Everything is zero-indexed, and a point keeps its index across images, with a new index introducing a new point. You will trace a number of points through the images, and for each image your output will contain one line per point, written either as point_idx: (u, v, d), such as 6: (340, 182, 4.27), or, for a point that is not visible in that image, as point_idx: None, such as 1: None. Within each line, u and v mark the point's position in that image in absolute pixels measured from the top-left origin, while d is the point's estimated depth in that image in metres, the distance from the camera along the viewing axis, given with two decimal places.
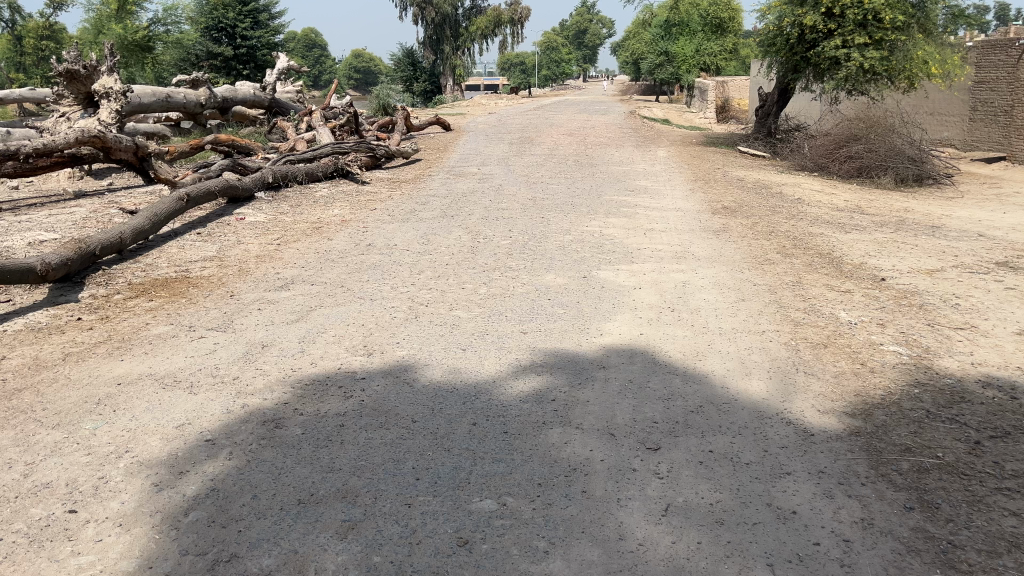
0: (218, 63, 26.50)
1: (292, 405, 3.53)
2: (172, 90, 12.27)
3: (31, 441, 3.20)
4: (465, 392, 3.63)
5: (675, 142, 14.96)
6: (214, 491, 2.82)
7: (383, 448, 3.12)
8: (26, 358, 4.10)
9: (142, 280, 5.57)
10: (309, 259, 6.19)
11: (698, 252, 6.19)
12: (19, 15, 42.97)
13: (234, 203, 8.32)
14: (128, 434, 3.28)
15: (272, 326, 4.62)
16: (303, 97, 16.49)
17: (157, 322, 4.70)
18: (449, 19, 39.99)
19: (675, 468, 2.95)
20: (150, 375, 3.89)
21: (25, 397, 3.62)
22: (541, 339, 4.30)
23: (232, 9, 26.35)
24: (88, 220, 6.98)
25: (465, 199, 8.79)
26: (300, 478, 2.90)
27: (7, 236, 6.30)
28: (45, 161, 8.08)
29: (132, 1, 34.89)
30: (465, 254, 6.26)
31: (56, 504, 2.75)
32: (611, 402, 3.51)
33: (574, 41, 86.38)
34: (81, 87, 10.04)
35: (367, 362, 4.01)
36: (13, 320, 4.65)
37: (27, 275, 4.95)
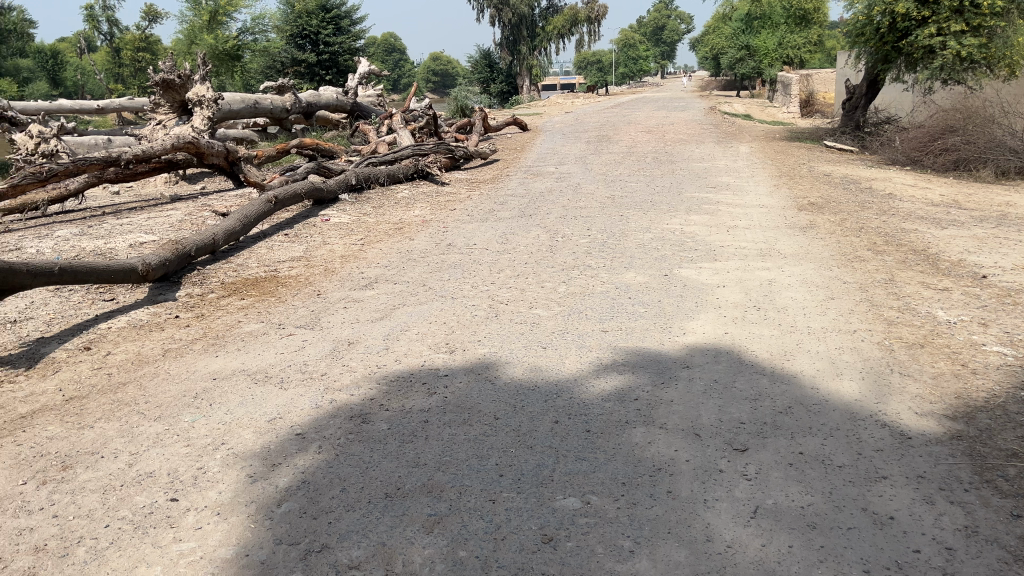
0: (302, 69, 27.38)
1: (378, 401, 3.60)
2: (260, 96, 12.70)
3: (136, 432, 3.36)
4: (547, 390, 3.63)
5: (757, 138, 14.63)
6: (305, 483, 2.91)
7: (467, 444, 3.15)
8: (129, 354, 4.31)
9: (234, 280, 5.79)
10: (392, 259, 6.31)
11: (784, 250, 6.04)
12: (118, 28, 45.23)
13: (319, 204, 8.57)
14: (224, 427, 3.41)
15: (358, 323, 4.73)
16: (383, 100, 16.81)
17: (248, 320, 4.87)
18: (526, 20, 40.10)
19: (764, 470, 2.88)
20: (243, 371, 4.03)
21: (129, 391, 3.80)
22: (623, 338, 4.27)
23: (316, 16, 27.04)
24: (183, 223, 7.30)
25: (543, 198, 8.81)
26: (386, 472, 2.96)
27: (110, 239, 6.64)
28: (143, 167, 8.48)
29: (223, 12, 36.33)
30: (544, 253, 6.26)
31: (159, 492, 2.88)
32: (695, 402, 3.46)
33: (651, 37, 85.51)
34: (176, 96, 10.50)
35: (449, 360, 4.06)
36: (116, 318, 4.90)
37: (130, 275, 5.20)
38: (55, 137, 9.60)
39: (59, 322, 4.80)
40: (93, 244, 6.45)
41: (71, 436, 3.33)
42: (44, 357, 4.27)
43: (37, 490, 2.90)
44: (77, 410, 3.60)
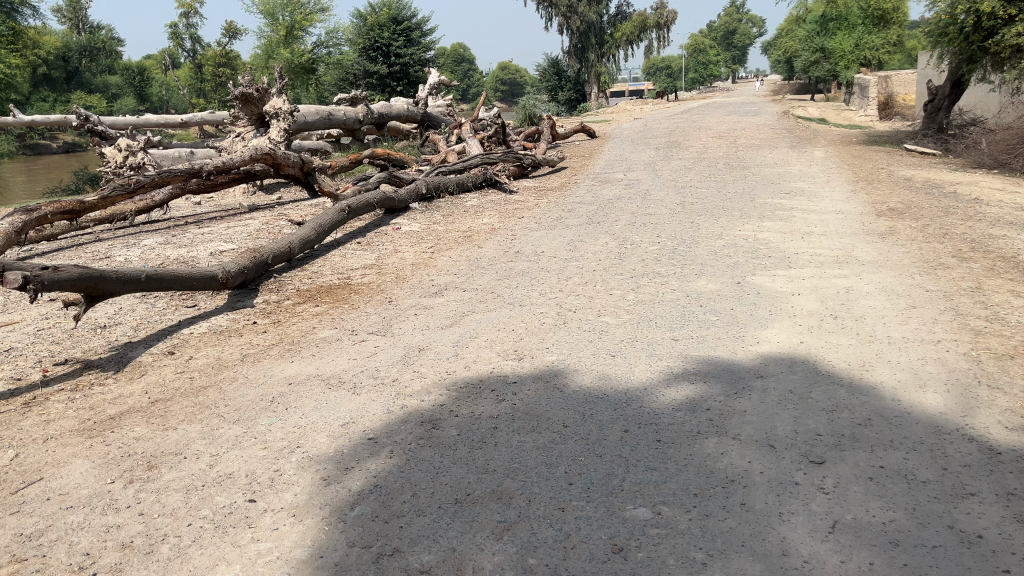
0: (374, 80, 27.90)
1: (448, 407, 3.64)
2: (333, 108, 13.01)
3: (216, 434, 3.48)
4: (616, 399, 3.61)
5: (834, 142, 14.24)
6: (377, 487, 2.96)
7: (537, 452, 3.15)
8: (210, 358, 4.47)
9: (309, 287, 5.94)
10: (461, 267, 6.37)
11: (862, 257, 5.86)
12: (199, 45, 47.03)
13: (391, 213, 8.72)
14: (299, 430, 3.49)
15: (428, 330, 4.79)
16: (453, 110, 17.02)
17: (323, 326, 4.99)
18: (595, 27, 39.79)
19: (843, 484, 2.80)
20: (318, 376, 4.13)
21: (210, 395, 3.93)
22: (694, 346, 4.21)
23: (387, 28, 27.58)
24: (261, 232, 7.52)
25: (612, 205, 8.77)
26: (456, 478, 2.98)
27: (193, 248, 6.89)
28: (223, 178, 8.78)
29: (298, 26, 37.45)
30: (613, 260, 6.23)
31: (238, 493, 2.97)
32: (770, 413, 3.38)
33: (722, 41, 84.29)
34: (254, 108, 10.85)
35: (518, 367, 4.07)
36: (197, 324, 5.08)
37: (211, 282, 5.39)
38: (141, 150, 10.04)
39: (145, 327, 5.00)
40: (176, 253, 6.71)
41: (156, 437, 3.47)
42: (131, 360, 4.46)
43: (125, 489, 3.03)
44: (162, 412, 3.75)
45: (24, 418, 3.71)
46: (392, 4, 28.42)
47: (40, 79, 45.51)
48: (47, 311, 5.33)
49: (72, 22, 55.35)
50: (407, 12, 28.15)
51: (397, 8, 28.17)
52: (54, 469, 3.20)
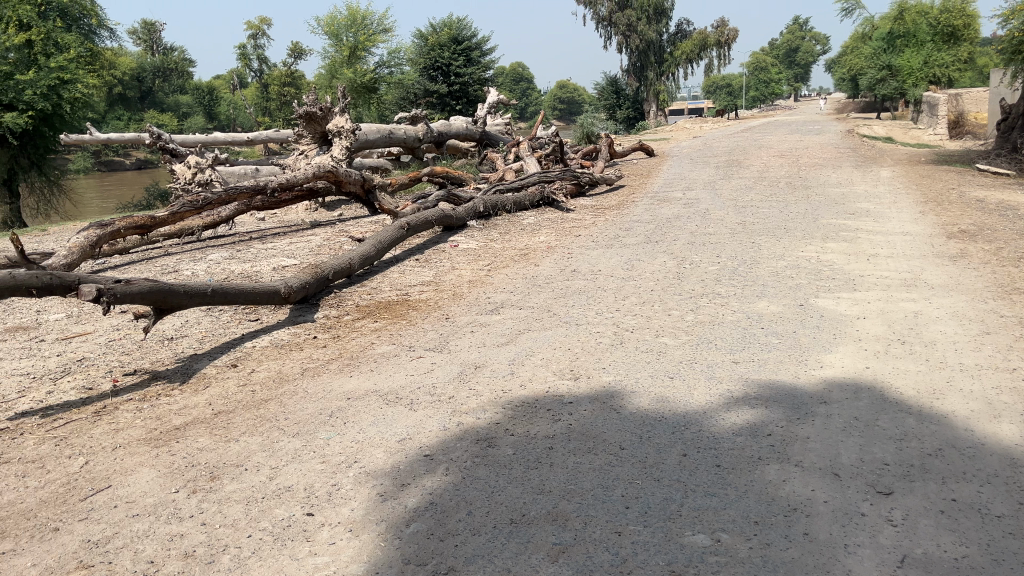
0: (434, 100, 28.24)
1: (503, 425, 3.63)
2: (394, 126, 13.23)
3: (276, 447, 3.54)
4: (674, 422, 3.55)
5: (901, 161, 13.87)
6: (432, 504, 2.96)
7: (593, 474, 3.12)
8: (271, 371, 4.56)
9: (368, 303, 6.02)
10: (518, 284, 6.38)
11: (931, 280, 5.68)
12: (266, 65, 48.41)
13: (448, 230, 8.80)
14: (357, 445, 3.53)
15: (484, 347, 4.81)
16: (511, 128, 17.14)
17: (381, 342, 5.05)
18: (655, 45, 39.74)
19: (911, 516, 2.70)
20: (376, 392, 4.17)
21: (270, 408, 4.01)
22: (754, 369, 4.13)
23: (447, 48, 27.97)
24: (323, 248, 7.67)
25: (670, 224, 8.69)
26: (511, 498, 2.97)
27: (256, 263, 7.05)
28: (287, 195, 8.98)
29: (362, 47, 38.31)
30: (671, 280, 6.16)
31: (296, 506, 3.02)
32: (834, 440, 3.28)
33: (785, 58, 83.18)
34: (318, 127, 11.10)
35: (574, 387, 4.04)
36: (259, 338, 5.18)
37: (273, 297, 5.51)
38: (209, 167, 10.35)
39: (210, 340, 5.14)
40: (241, 267, 6.88)
41: (219, 448, 3.55)
42: (196, 372, 4.58)
43: (188, 499, 3.10)
44: (224, 424, 3.83)
45: (94, 427, 3.83)
46: (453, 24, 28.85)
47: (116, 98, 47.42)
48: (118, 322, 5.52)
49: (147, 44, 57.60)
50: (467, 32, 28.54)
51: (458, 28, 28.57)
52: (122, 477, 3.29)
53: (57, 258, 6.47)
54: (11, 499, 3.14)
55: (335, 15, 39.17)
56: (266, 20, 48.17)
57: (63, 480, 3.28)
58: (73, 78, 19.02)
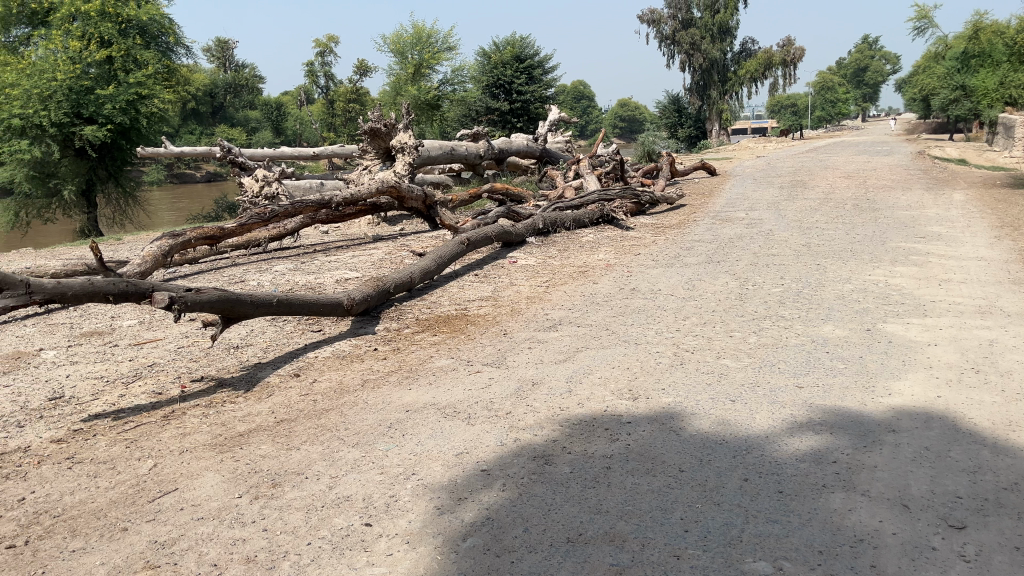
0: (495, 117, 28.50)
1: (560, 443, 3.62)
2: (456, 143, 13.41)
3: (336, 457, 3.59)
4: (735, 445, 3.49)
5: (975, 184, 13.40)
6: (489, 519, 2.96)
7: (652, 495, 3.07)
8: (333, 382, 4.64)
9: (428, 316, 6.08)
10: (576, 302, 6.36)
11: (1008, 308, 5.47)
12: (333, 81, 49.56)
13: (507, 246, 8.86)
14: (415, 457, 3.56)
15: (542, 364, 4.81)
16: (572, 146, 17.18)
17: (440, 356, 5.09)
18: (718, 63, 39.54)
19: (985, 552, 2.59)
20: (434, 405, 4.19)
21: (332, 417, 4.07)
22: (820, 395, 4.02)
23: (510, 66, 28.22)
24: (384, 262, 7.79)
25: (732, 244, 8.57)
26: (568, 516, 2.95)
27: (320, 275, 7.20)
28: (350, 209, 9.16)
29: (426, 65, 39.01)
30: (734, 301, 6.07)
31: (355, 516, 3.05)
32: (902, 470, 3.18)
33: (853, 78, 81.47)
34: (382, 143, 11.31)
35: (632, 407, 4.00)
36: (322, 348, 5.28)
37: (336, 308, 5.61)
38: (276, 181, 10.63)
39: (274, 349, 5.26)
40: (305, 279, 7.03)
41: (281, 456, 3.62)
42: (260, 380, 4.68)
43: (251, 504, 3.16)
44: (286, 432, 3.91)
45: (163, 431, 3.95)
46: (515, 42, 29.06)
47: (189, 113, 49.19)
48: (187, 330, 5.69)
49: (219, 61, 59.51)
50: (531, 50, 28.71)
51: (521, 47, 28.76)
52: (187, 481, 3.38)
53: (132, 266, 6.72)
54: (84, 498, 3.25)
55: (402, 32, 39.98)
56: (334, 38, 49.42)
57: (132, 482, 3.38)
58: (150, 93, 19.79)
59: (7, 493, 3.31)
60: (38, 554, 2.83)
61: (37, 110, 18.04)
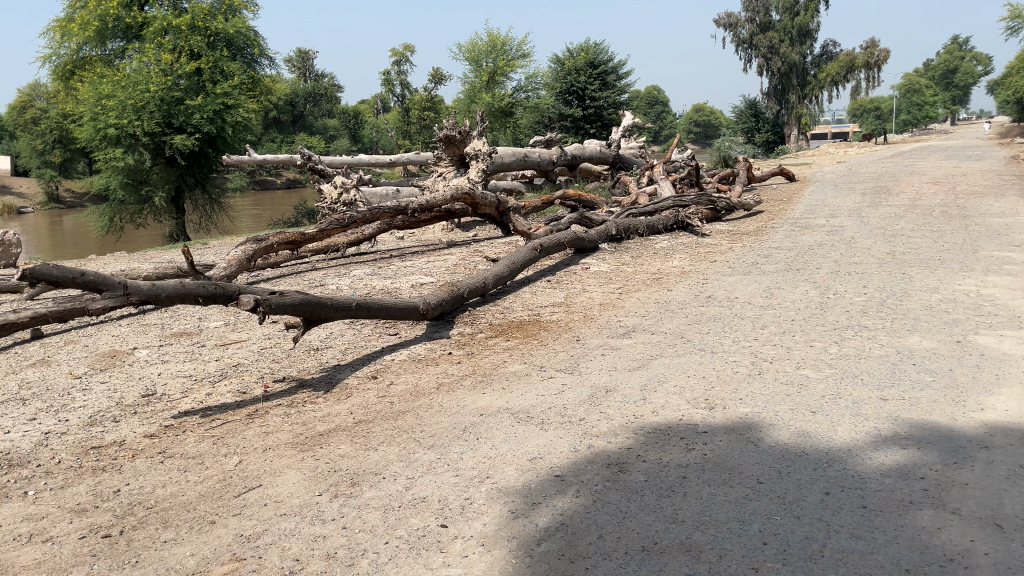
0: (568, 123, 28.49)
1: (635, 451, 3.59)
2: (529, 149, 13.47)
3: (413, 458, 3.65)
4: (816, 458, 3.40)
5: None
6: (563, 525, 2.97)
7: (729, 506, 3.02)
8: (409, 385, 4.72)
9: (501, 322, 6.12)
10: (649, 309, 6.31)
11: None
12: (408, 90, 50.45)
13: (580, 253, 8.86)
14: (489, 461, 3.58)
15: (615, 371, 4.78)
16: (645, 152, 17.06)
17: (513, 360, 5.13)
18: (797, 67, 38.75)
19: None
20: (508, 410, 4.22)
21: (408, 419, 4.15)
22: (906, 409, 3.88)
23: (584, 73, 28.21)
24: (458, 267, 7.88)
25: (812, 252, 8.36)
26: (643, 525, 2.92)
27: (396, 279, 7.34)
28: (425, 216, 9.30)
29: (500, 72, 39.43)
30: (814, 310, 5.92)
31: (430, 517, 3.10)
32: (996, 488, 3.04)
33: (941, 81, 78.42)
34: (456, 150, 11.48)
35: (709, 417, 3.94)
36: (398, 351, 5.38)
37: (412, 313, 5.71)
38: (354, 188, 10.89)
39: (352, 352, 5.38)
40: (381, 283, 7.19)
41: (359, 455, 3.70)
42: (339, 382, 4.80)
43: (330, 502, 3.24)
44: (364, 433, 3.99)
45: (247, 429, 4.09)
46: (590, 49, 29.02)
47: (271, 122, 50.85)
48: (270, 332, 5.88)
49: (300, 71, 61.28)
50: (605, 56, 28.61)
51: (595, 53, 28.71)
52: (271, 477, 3.49)
53: (219, 270, 6.99)
54: (174, 491, 3.39)
55: (477, 41, 40.40)
56: (410, 47, 50.32)
57: (220, 477, 3.51)
58: (236, 103, 20.53)
59: (104, 484, 3.49)
60: (132, 543, 2.96)
61: (132, 120, 19.03)
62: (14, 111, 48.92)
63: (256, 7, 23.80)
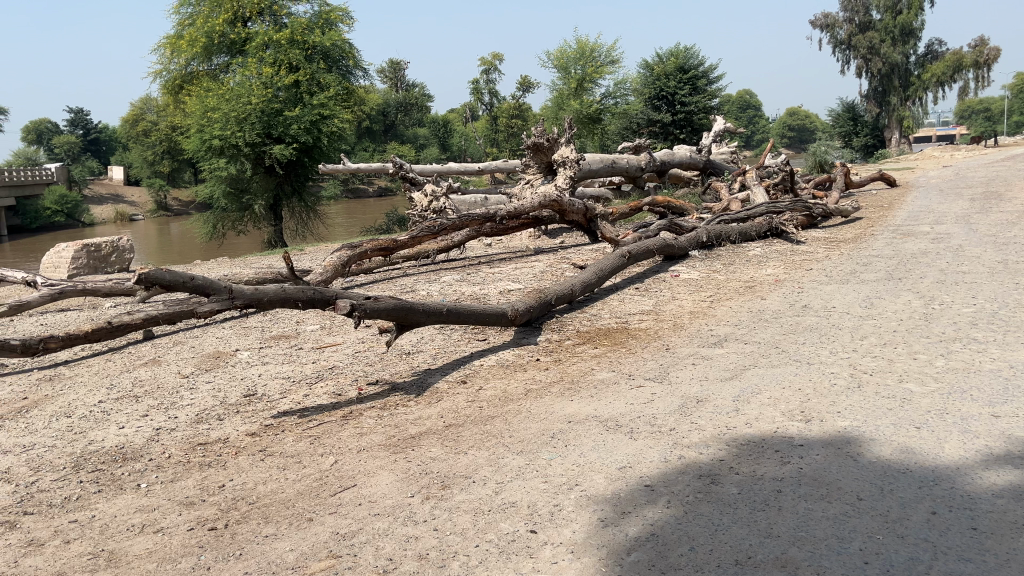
0: (657, 129, 28.23)
1: (727, 463, 3.52)
2: (617, 155, 13.40)
3: (502, 463, 3.68)
4: (921, 476, 3.26)
5: None
6: (654, 535, 2.93)
7: (827, 523, 2.93)
8: (497, 390, 4.76)
9: (589, 329, 6.11)
10: (742, 318, 6.17)
11: None
12: (497, 98, 51.05)
13: (669, 260, 8.76)
14: (578, 468, 3.58)
15: (707, 381, 4.69)
16: (737, 157, 16.72)
17: (601, 368, 5.11)
18: (899, 68, 37.26)
19: None
20: (596, 417, 4.20)
21: (497, 424, 4.19)
22: (1020, 427, 3.67)
23: (674, 77, 27.92)
24: (546, 274, 7.90)
25: (916, 260, 8.01)
26: (736, 538, 2.86)
27: (485, 286, 7.42)
28: (514, 223, 9.37)
29: (588, 79, 39.42)
30: (917, 321, 5.67)
31: (520, 522, 3.11)
32: None
33: None
34: (544, 157, 11.53)
35: (805, 430, 3.83)
36: (486, 357, 5.43)
37: (501, 319, 5.76)
38: (444, 196, 11.08)
39: (442, 357, 5.46)
40: (470, 290, 7.28)
41: (449, 459, 3.76)
42: (430, 386, 4.87)
43: (422, 504, 3.30)
44: (454, 436, 4.05)
45: (342, 430, 4.21)
46: (680, 53, 28.66)
47: (364, 131, 52.35)
48: (363, 336, 6.03)
49: (391, 82, 62.82)
50: (695, 61, 28.26)
51: (685, 57, 28.38)
52: (365, 478, 3.58)
53: (315, 276, 7.26)
54: (275, 488, 3.52)
55: (566, 48, 40.45)
56: (498, 56, 50.92)
57: (317, 476, 3.63)
58: (331, 113, 21.20)
59: (210, 479, 3.65)
60: (237, 536, 3.10)
61: (234, 131, 19.97)
62: (128, 124, 51.97)
63: (351, 20, 24.43)
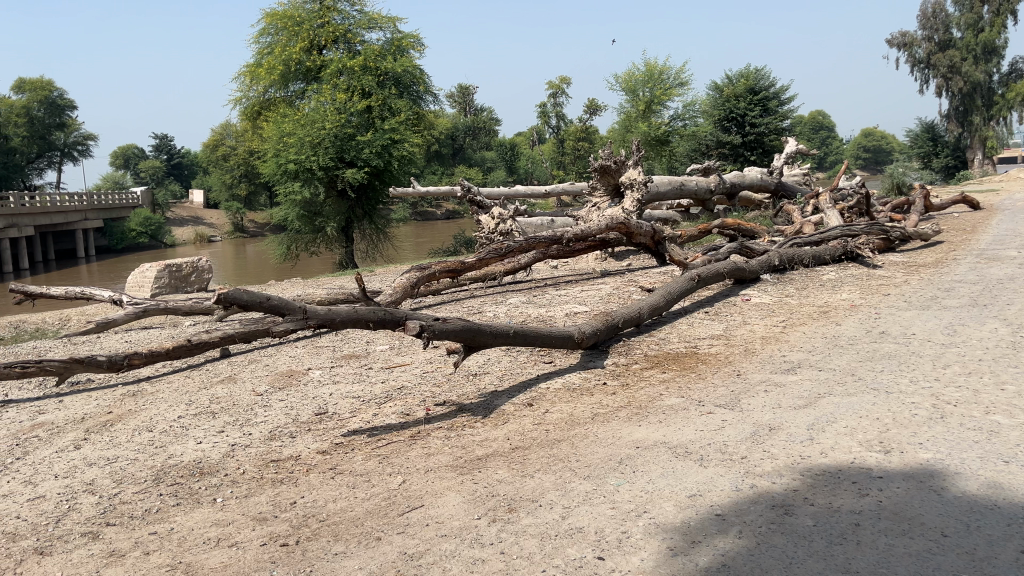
0: (727, 150, 27.81)
1: (802, 493, 3.42)
2: (686, 177, 13.28)
3: (569, 488, 3.66)
4: (1011, 513, 3.10)
5: None
6: (725, 566, 2.86)
7: (909, 559, 2.81)
8: (564, 414, 4.73)
9: (657, 353, 6.04)
10: (816, 344, 6.01)
11: None
12: (564, 121, 51.41)
13: (739, 283, 8.61)
14: (646, 495, 3.52)
15: (780, 409, 4.57)
16: (810, 179, 16.40)
17: (670, 394, 5.02)
18: (982, 87, 35.90)
19: None
20: (665, 444, 4.14)
21: (563, 448, 4.17)
22: None
23: (744, 99, 27.57)
24: (613, 297, 7.86)
25: (1003, 286, 7.66)
26: (812, 571, 2.78)
27: (552, 308, 7.42)
28: (580, 245, 9.34)
29: (657, 101, 39.36)
30: (1004, 350, 5.42)
31: (588, 548, 3.08)
32: None
33: None
34: (610, 180, 11.50)
35: (884, 461, 3.69)
36: (553, 380, 5.42)
37: (567, 341, 5.74)
38: (511, 218, 11.15)
39: (509, 378, 5.47)
40: (537, 312, 7.29)
41: (516, 482, 3.75)
42: (497, 408, 4.88)
43: (489, 526, 3.31)
44: (521, 459, 4.05)
45: (410, 450, 4.25)
46: (750, 74, 28.43)
47: (434, 155, 53.22)
48: (432, 357, 6.10)
49: (461, 106, 63.90)
50: (765, 82, 27.90)
51: (755, 79, 28.08)
52: (432, 498, 3.61)
53: (386, 296, 7.38)
54: (344, 506, 3.57)
55: (634, 70, 40.52)
56: (566, 79, 51.34)
57: (385, 495, 3.67)
58: (402, 138, 21.65)
59: (281, 495, 3.73)
60: (308, 553, 3.15)
61: (309, 155, 20.60)
62: (210, 149, 54.13)
63: (423, 47, 24.89)
